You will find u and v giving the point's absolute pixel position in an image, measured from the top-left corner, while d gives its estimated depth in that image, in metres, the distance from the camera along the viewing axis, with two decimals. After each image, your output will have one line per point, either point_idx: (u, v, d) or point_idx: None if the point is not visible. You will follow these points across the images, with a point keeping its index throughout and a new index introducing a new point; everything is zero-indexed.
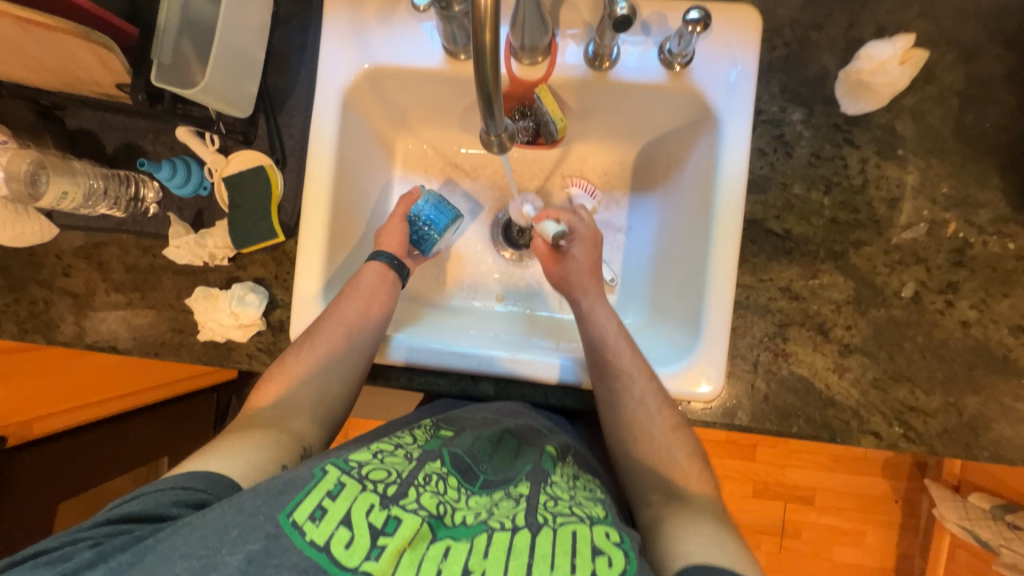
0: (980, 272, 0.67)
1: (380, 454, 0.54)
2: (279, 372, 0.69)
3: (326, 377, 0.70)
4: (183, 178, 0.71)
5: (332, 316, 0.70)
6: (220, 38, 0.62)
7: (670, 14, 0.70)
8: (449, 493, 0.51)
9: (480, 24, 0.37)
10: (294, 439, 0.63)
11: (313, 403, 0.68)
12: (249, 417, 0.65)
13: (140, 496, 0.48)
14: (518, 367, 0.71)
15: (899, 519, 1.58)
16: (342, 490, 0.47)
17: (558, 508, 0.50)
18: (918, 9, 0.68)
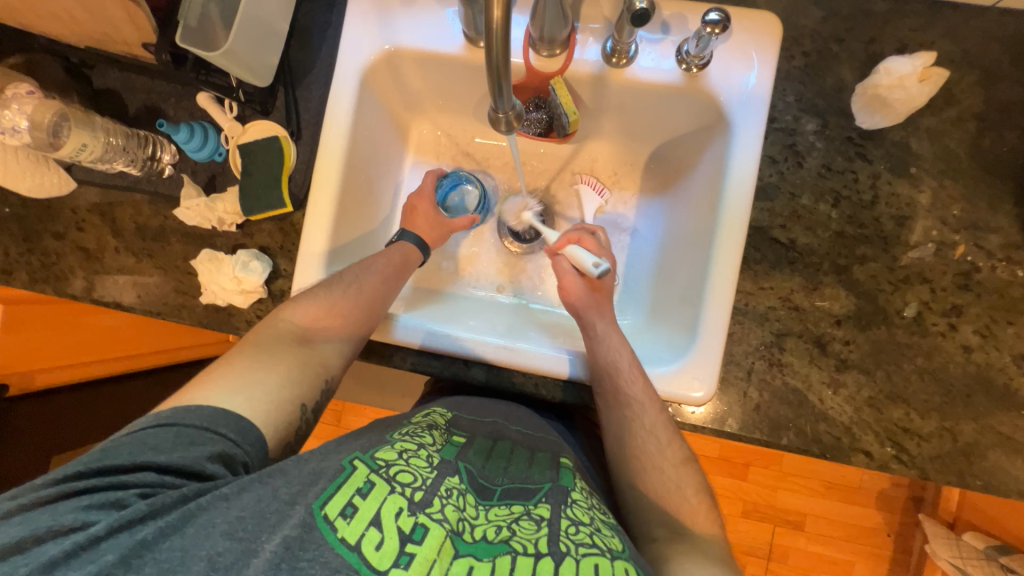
0: (986, 297, 0.66)
1: (404, 455, 0.54)
2: (320, 300, 0.68)
3: (349, 329, 0.69)
4: (200, 142, 0.72)
5: (374, 272, 0.73)
6: (246, 6, 0.63)
7: (690, 16, 0.70)
8: (469, 510, 0.51)
9: (490, 0, 0.38)
10: (317, 375, 0.65)
11: (343, 335, 0.69)
12: (277, 330, 0.66)
13: (180, 448, 0.51)
14: (515, 356, 0.72)
15: (889, 553, 1.54)
16: (371, 490, 0.49)
17: (580, 535, 0.49)
18: (942, 29, 0.67)
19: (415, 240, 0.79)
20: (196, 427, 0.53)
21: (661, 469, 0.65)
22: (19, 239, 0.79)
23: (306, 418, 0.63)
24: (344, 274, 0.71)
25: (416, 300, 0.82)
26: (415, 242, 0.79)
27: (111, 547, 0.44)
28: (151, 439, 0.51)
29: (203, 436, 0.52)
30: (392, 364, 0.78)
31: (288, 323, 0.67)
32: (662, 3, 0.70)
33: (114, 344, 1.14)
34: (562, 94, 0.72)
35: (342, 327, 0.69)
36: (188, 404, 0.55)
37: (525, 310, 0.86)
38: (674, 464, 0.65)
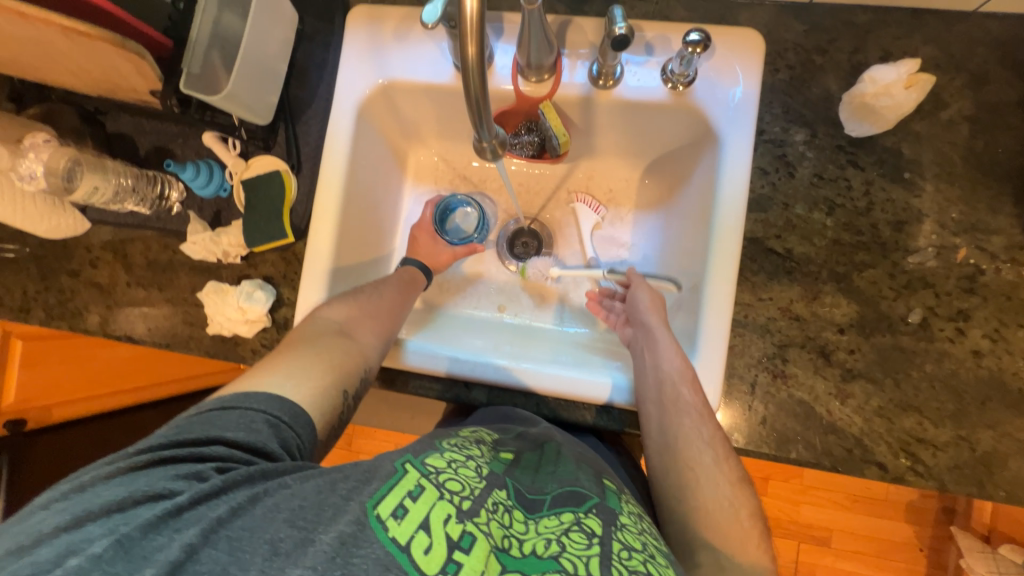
0: (993, 300, 0.64)
1: (453, 462, 0.52)
2: (355, 301, 0.70)
3: (389, 319, 0.71)
4: (205, 179, 0.75)
5: (392, 284, 0.75)
6: (245, 50, 0.67)
7: (673, 36, 0.71)
8: (516, 525, 0.48)
9: (464, 38, 0.39)
10: (357, 364, 0.64)
11: (379, 329, 0.69)
12: (314, 327, 0.66)
13: (247, 425, 0.50)
14: (545, 383, 0.72)
15: (924, 569, 1.47)
16: (422, 493, 0.46)
17: (632, 562, 0.45)
18: (924, 36, 0.68)
19: (418, 265, 0.81)
20: (255, 411, 0.51)
21: (716, 478, 0.62)
22: (37, 278, 0.83)
23: (347, 404, 0.62)
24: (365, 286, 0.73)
25: (419, 323, 0.83)
26: (417, 266, 0.81)
27: (192, 521, 0.42)
28: (224, 418, 0.50)
29: (261, 418, 0.51)
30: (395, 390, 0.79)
31: (326, 321, 0.67)
32: (644, 26, 0.72)
33: (133, 373, 1.17)
34: (552, 117, 0.73)
35: (377, 321, 0.70)
36: (248, 389, 0.54)
37: (530, 330, 0.86)
38: (714, 476, 0.62)
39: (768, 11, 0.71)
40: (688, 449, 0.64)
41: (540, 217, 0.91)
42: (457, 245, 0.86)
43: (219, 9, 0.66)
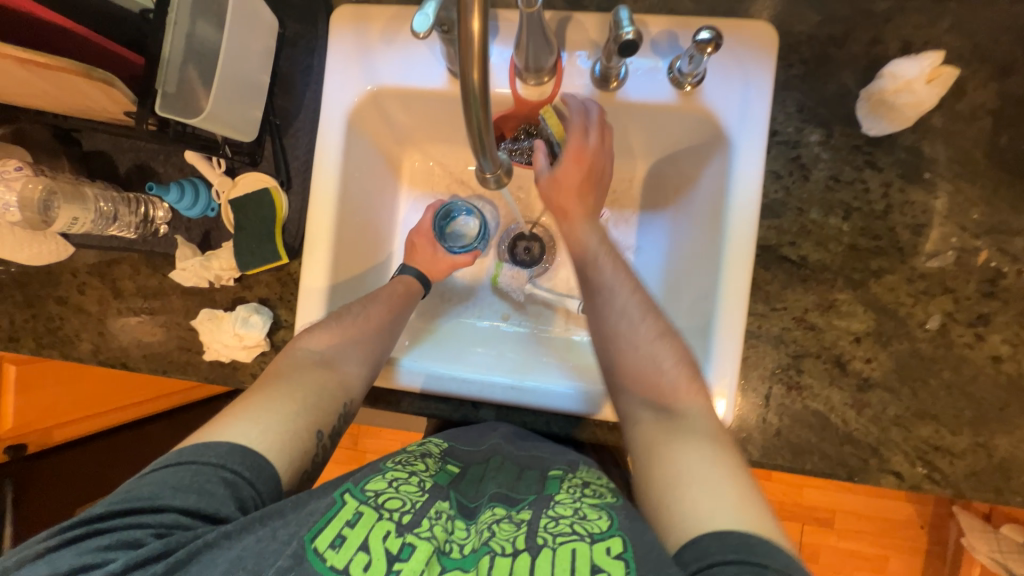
0: (1014, 304, 0.62)
1: (396, 481, 0.53)
2: (335, 326, 0.67)
3: (370, 346, 0.67)
4: (191, 200, 0.72)
5: (381, 302, 0.71)
6: (225, 65, 0.63)
7: (680, 32, 0.67)
8: (457, 531, 0.49)
9: (468, 61, 0.36)
10: (336, 399, 0.61)
11: (362, 359, 0.65)
12: (297, 359, 0.63)
13: (192, 487, 0.48)
14: (523, 397, 0.72)
15: (925, 546, 1.50)
16: (360, 519, 0.47)
17: (559, 527, 0.47)
18: (947, 24, 0.64)
19: (415, 273, 0.78)
20: (213, 465, 0.49)
21: (643, 340, 0.61)
22: (23, 305, 0.80)
23: (323, 445, 0.59)
24: (351, 305, 0.70)
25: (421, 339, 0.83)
26: (415, 275, 0.78)
27: None
28: (170, 478, 0.49)
29: (218, 475, 0.49)
30: (399, 409, 0.78)
31: (306, 352, 0.64)
32: (650, 20, 0.68)
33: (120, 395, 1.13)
34: (552, 122, 0.69)
35: (361, 348, 0.67)
36: (202, 439, 0.52)
37: (533, 339, 0.84)
38: (644, 331, 0.62)
39: (781, 2, 0.67)
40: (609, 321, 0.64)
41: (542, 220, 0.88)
42: (454, 254, 0.80)
43: (193, 19, 0.61)
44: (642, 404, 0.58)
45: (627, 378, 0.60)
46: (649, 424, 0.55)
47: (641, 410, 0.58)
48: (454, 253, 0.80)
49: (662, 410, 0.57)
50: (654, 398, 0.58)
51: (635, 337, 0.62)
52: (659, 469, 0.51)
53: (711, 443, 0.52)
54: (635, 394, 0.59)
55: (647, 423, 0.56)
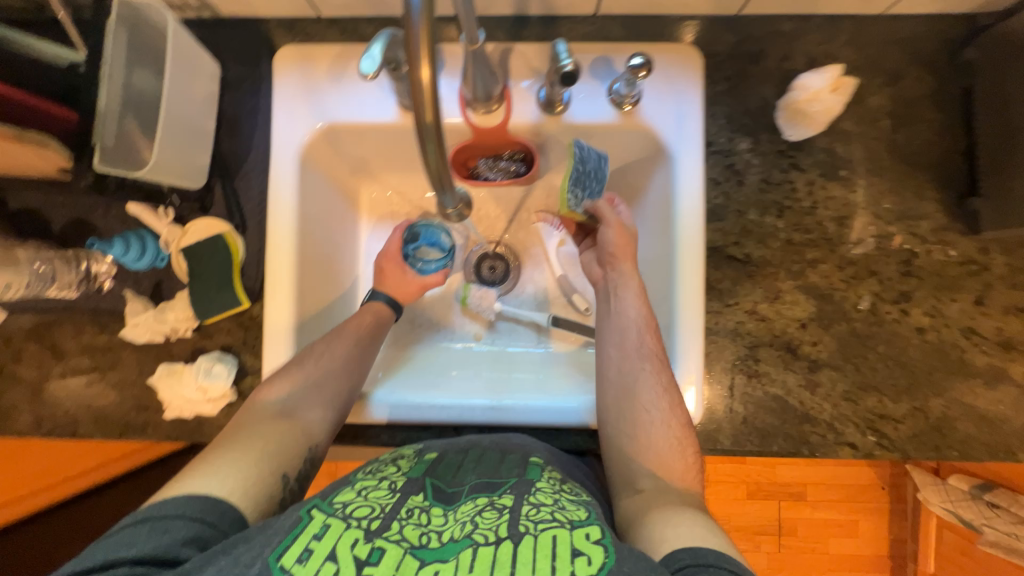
0: (929, 280, 0.70)
1: (364, 491, 0.51)
2: (296, 372, 0.66)
3: (333, 386, 0.66)
4: (139, 252, 0.70)
5: (346, 335, 0.70)
6: (170, 114, 0.62)
7: (614, 57, 0.72)
8: (433, 521, 0.47)
9: (420, 102, 0.37)
10: (300, 444, 0.60)
11: (325, 401, 0.64)
12: (257, 412, 0.61)
13: (150, 537, 0.45)
14: (503, 415, 0.73)
15: (888, 505, 1.62)
16: (328, 530, 0.44)
17: (540, 514, 0.46)
18: (842, 39, 0.72)
19: (386, 297, 0.77)
20: (169, 517, 0.47)
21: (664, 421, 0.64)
22: None
23: (290, 489, 0.57)
24: (314, 346, 0.69)
25: (396, 368, 0.83)
26: (385, 300, 0.77)
27: None
28: (125, 534, 0.46)
29: (176, 524, 0.47)
30: (379, 443, 0.77)
31: (267, 402, 0.62)
32: (586, 47, 0.72)
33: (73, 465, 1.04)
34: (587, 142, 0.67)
35: (323, 390, 0.65)
36: (163, 495, 0.50)
37: (508, 356, 0.86)
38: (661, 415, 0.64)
39: (702, 26, 0.73)
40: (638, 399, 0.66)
41: (505, 239, 0.91)
42: (425, 276, 0.78)
43: (127, 69, 0.59)
44: (645, 473, 0.62)
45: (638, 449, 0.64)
46: (650, 495, 0.60)
47: (643, 480, 0.62)
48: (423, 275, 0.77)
49: (662, 485, 0.61)
50: (656, 472, 0.62)
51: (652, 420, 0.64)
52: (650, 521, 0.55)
53: (699, 514, 0.57)
54: (642, 465, 0.63)
55: (649, 494, 0.60)
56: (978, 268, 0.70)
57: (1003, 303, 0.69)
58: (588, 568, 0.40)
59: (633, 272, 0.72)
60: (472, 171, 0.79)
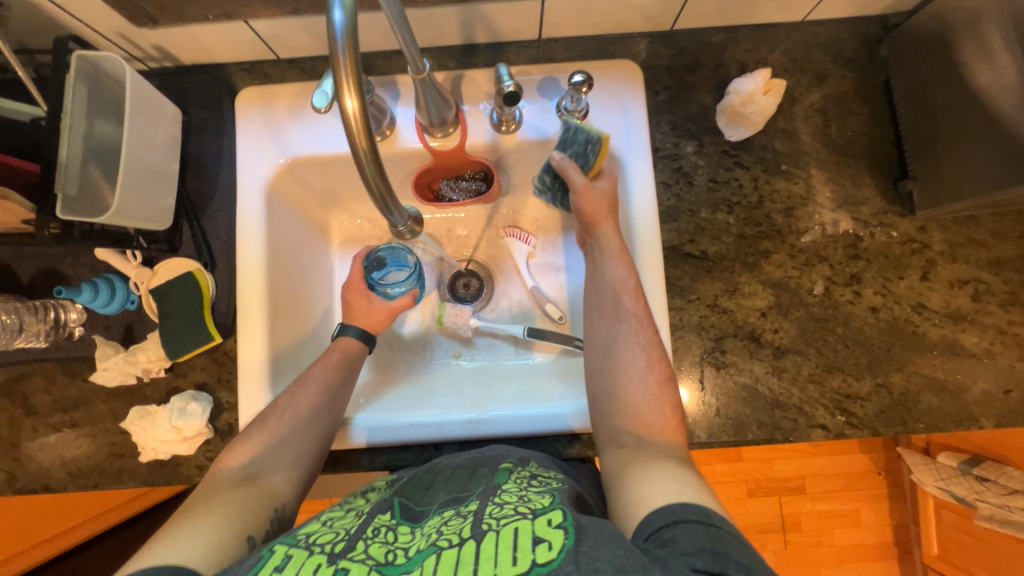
0: (876, 261, 0.74)
1: (330, 521, 0.53)
2: (257, 434, 0.64)
3: (299, 443, 0.65)
4: (107, 296, 0.70)
5: (311, 383, 0.69)
6: (131, 160, 0.64)
7: (560, 76, 0.76)
8: (400, 538, 0.49)
9: (353, 135, 0.40)
10: (265, 505, 0.59)
11: (290, 460, 0.64)
12: (217, 485, 0.60)
13: None
14: (483, 428, 0.74)
15: (886, 490, 1.62)
16: (290, 561, 0.45)
17: (504, 511, 0.48)
18: (769, 46, 0.78)
19: (356, 331, 0.75)
20: None
21: (643, 379, 0.64)
22: None
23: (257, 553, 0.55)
24: (279, 400, 0.67)
25: (377, 393, 0.83)
26: (356, 334, 0.76)
27: None
28: None
29: None
30: (360, 468, 0.77)
31: (227, 472, 0.61)
32: (533, 69, 0.77)
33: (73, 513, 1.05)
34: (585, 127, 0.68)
35: (287, 449, 0.64)
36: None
37: (487, 370, 0.88)
38: (639, 376, 0.64)
39: (639, 43, 0.78)
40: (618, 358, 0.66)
41: (476, 256, 0.94)
42: (392, 300, 0.77)
43: (88, 119, 0.62)
44: (627, 429, 0.62)
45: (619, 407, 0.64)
46: (631, 450, 0.60)
47: (625, 436, 0.62)
48: (390, 300, 0.77)
49: (644, 440, 0.61)
50: (638, 428, 0.62)
51: (630, 378, 0.64)
52: (629, 478, 0.56)
53: (679, 466, 0.56)
54: (624, 423, 0.63)
55: (630, 449, 0.60)
56: (919, 245, 0.74)
57: (947, 276, 0.73)
58: (548, 552, 0.42)
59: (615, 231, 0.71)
60: (437, 194, 0.82)
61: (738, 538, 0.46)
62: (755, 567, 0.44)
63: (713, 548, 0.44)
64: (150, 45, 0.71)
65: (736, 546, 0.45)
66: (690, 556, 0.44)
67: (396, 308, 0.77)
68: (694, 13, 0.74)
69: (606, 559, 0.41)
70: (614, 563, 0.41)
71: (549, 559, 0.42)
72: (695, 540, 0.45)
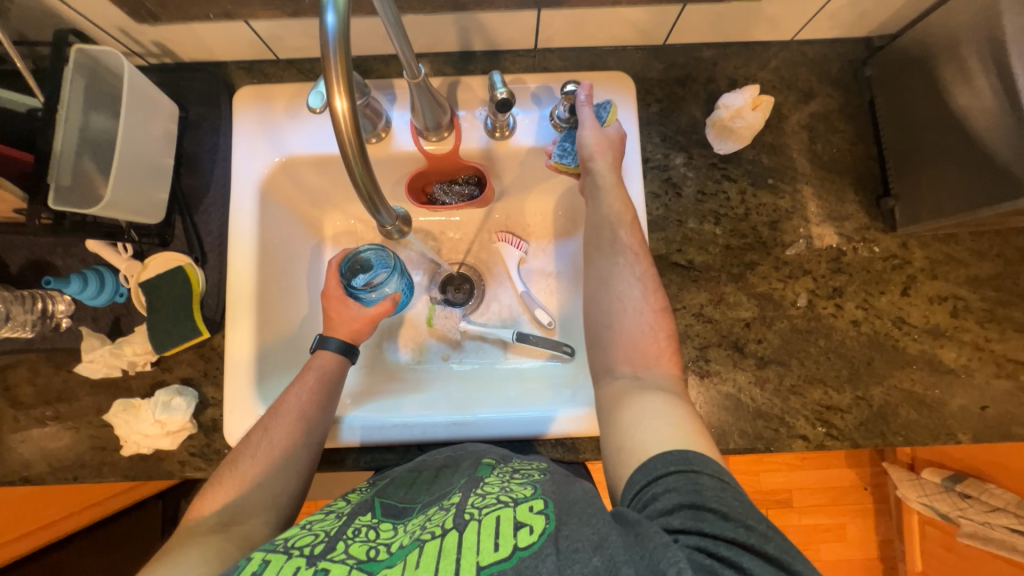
0: (857, 275, 0.75)
1: (309, 523, 0.53)
2: (228, 479, 0.62)
3: (282, 474, 0.64)
4: (96, 288, 0.70)
5: (285, 413, 0.66)
6: (125, 154, 0.64)
7: (554, 85, 0.78)
8: (381, 535, 0.50)
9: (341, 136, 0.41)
10: (241, 548, 0.57)
11: (265, 502, 0.61)
12: (189, 533, 0.58)
13: None
14: (467, 431, 0.74)
15: (871, 505, 1.63)
16: (268, 567, 0.45)
17: (486, 501, 0.49)
18: (759, 63, 0.80)
19: (336, 344, 0.73)
20: None
21: (641, 309, 0.62)
22: None
23: None
24: (251, 436, 0.65)
25: (366, 391, 0.84)
26: (337, 347, 0.73)
27: None
28: None
29: None
30: (345, 468, 0.78)
31: (203, 520, 0.59)
32: (527, 78, 0.78)
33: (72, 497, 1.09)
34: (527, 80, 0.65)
35: (267, 487, 0.62)
36: None
37: (473, 374, 0.88)
38: (633, 301, 0.63)
39: (632, 55, 0.80)
40: (613, 291, 0.64)
41: (467, 260, 0.95)
42: (369, 307, 0.76)
43: (84, 112, 0.63)
44: (624, 361, 0.61)
45: (616, 339, 0.62)
46: (625, 382, 0.59)
47: (620, 369, 0.61)
48: (366, 306, 0.75)
49: (641, 372, 0.60)
50: (635, 360, 0.61)
51: (627, 307, 0.62)
52: (620, 419, 0.55)
53: (672, 400, 0.55)
54: (620, 356, 0.61)
55: (624, 380, 0.59)
56: (901, 261, 0.75)
57: (927, 292, 0.75)
58: (530, 536, 0.44)
59: (613, 169, 0.68)
60: (430, 197, 0.82)
61: (719, 481, 0.46)
62: (735, 509, 0.43)
63: (691, 502, 0.44)
64: (149, 41, 0.72)
65: (715, 491, 0.45)
66: (669, 516, 0.44)
67: (371, 317, 0.76)
68: (686, 29, 0.76)
69: (585, 538, 0.43)
70: (593, 540, 0.43)
71: (530, 543, 0.43)
72: (674, 495, 0.45)
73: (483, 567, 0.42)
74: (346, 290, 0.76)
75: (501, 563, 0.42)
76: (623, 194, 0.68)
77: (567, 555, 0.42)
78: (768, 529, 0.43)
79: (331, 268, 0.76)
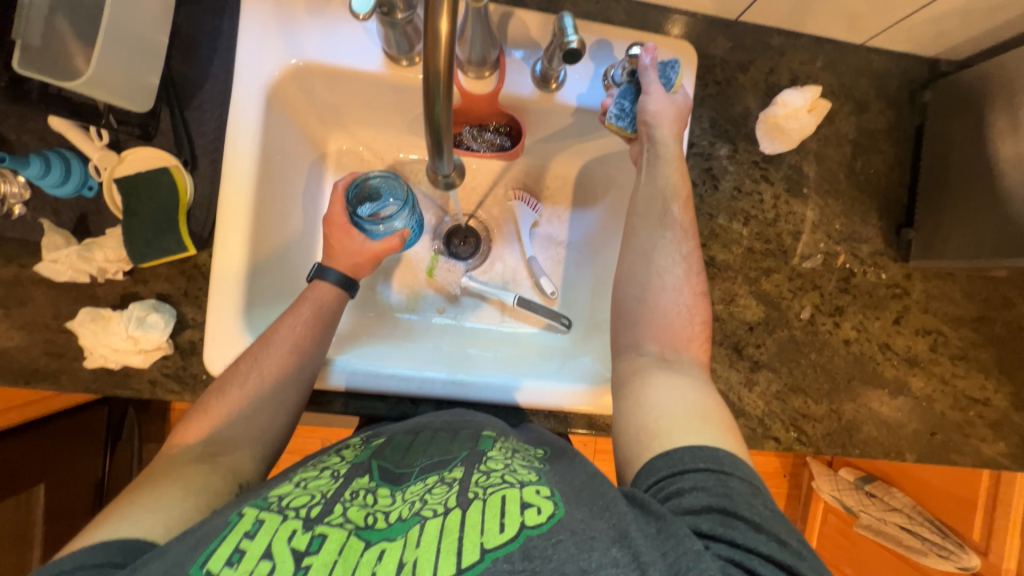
0: (860, 298, 0.78)
1: (303, 481, 0.51)
2: (210, 412, 0.59)
3: (269, 413, 0.60)
4: (60, 176, 0.61)
5: (278, 344, 0.62)
6: (109, 18, 0.55)
7: (615, 42, 0.71)
8: (380, 500, 0.49)
9: (433, 44, 0.36)
10: (228, 483, 0.54)
11: (252, 439, 0.58)
12: (169, 463, 0.54)
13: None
14: (462, 389, 0.73)
15: (786, 490, 1.80)
16: (261, 528, 0.44)
17: (491, 479, 0.49)
18: (823, 62, 0.76)
19: (337, 276, 0.68)
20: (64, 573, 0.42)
21: (680, 288, 0.62)
22: None
23: None
24: (238, 364, 0.61)
25: (353, 334, 0.81)
26: (336, 280, 0.68)
27: None
28: None
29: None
30: (330, 409, 0.75)
31: (183, 452, 0.56)
32: (585, 27, 0.71)
33: None
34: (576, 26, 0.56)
35: (253, 424, 0.59)
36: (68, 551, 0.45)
37: (465, 332, 0.86)
38: (672, 281, 0.62)
39: (698, 25, 0.74)
40: (651, 270, 0.63)
41: (478, 213, 0.90)
42: (376, 240, 0.70)
43: None
44: (653, 338, 0.61)
45: (649, 316, 0.61)
46: (650, 360, 0.59)
47: (648, 347, 0.61)
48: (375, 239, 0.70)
49: (668, 354, 0.60)
50: (664, 340, 0.60)
51: (666, 286, 0.62)
52: (646, 398, 0.55)
53: (698, 384, 0.57)
54: (648, 333, 0.61)
55: (649, 359, 0.59)
56: (901, 291, 0.79)
57: (915, 324, 0.79)
58: (537, 517, 0.44)
59: (675, 141, 0.65)
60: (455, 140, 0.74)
61: (748, 487, 0.48)
62: (764, 519, 0.45)
63: (721, 506, 0.46)
64: None
65: (745, 496, 0.47)
66: (697, 516, 0.45)
67: (370, 252, 0.69)
68: (763, 9, 0.70)
69: (600, 529, 0.44)
70: (608, 534, 0.43)
71: (537, 526, 0.43)
72: (703, 495, 0.47)
73: (487, 548, 0.42)
74: (350, 219, 0.69)
75: (508, 544, 0.42)
76: (682, 168, 0.66)
77: (582, 539, 0.42)
78: (797, 544, 0.45)
79: (338, 190, 0.69)
